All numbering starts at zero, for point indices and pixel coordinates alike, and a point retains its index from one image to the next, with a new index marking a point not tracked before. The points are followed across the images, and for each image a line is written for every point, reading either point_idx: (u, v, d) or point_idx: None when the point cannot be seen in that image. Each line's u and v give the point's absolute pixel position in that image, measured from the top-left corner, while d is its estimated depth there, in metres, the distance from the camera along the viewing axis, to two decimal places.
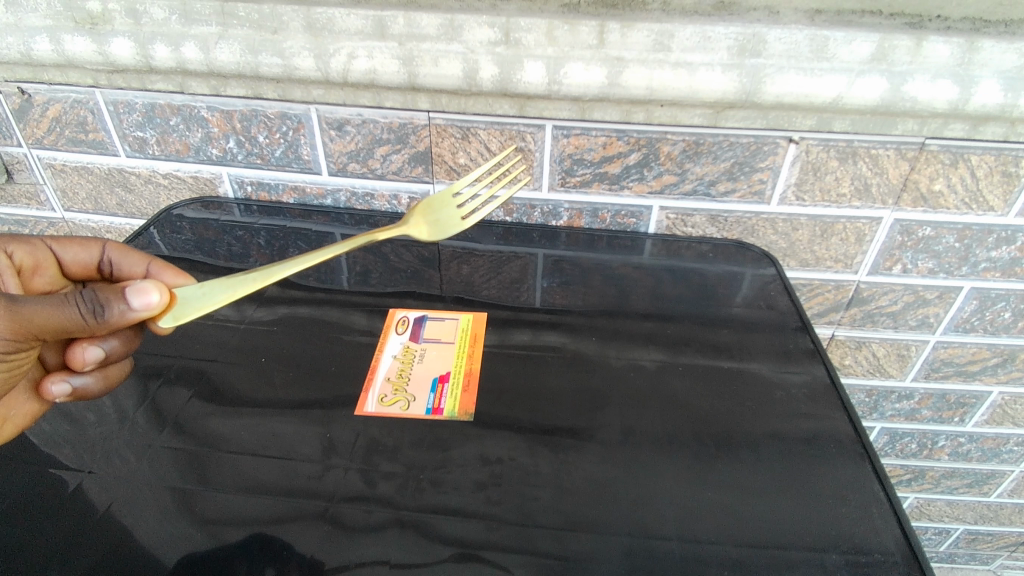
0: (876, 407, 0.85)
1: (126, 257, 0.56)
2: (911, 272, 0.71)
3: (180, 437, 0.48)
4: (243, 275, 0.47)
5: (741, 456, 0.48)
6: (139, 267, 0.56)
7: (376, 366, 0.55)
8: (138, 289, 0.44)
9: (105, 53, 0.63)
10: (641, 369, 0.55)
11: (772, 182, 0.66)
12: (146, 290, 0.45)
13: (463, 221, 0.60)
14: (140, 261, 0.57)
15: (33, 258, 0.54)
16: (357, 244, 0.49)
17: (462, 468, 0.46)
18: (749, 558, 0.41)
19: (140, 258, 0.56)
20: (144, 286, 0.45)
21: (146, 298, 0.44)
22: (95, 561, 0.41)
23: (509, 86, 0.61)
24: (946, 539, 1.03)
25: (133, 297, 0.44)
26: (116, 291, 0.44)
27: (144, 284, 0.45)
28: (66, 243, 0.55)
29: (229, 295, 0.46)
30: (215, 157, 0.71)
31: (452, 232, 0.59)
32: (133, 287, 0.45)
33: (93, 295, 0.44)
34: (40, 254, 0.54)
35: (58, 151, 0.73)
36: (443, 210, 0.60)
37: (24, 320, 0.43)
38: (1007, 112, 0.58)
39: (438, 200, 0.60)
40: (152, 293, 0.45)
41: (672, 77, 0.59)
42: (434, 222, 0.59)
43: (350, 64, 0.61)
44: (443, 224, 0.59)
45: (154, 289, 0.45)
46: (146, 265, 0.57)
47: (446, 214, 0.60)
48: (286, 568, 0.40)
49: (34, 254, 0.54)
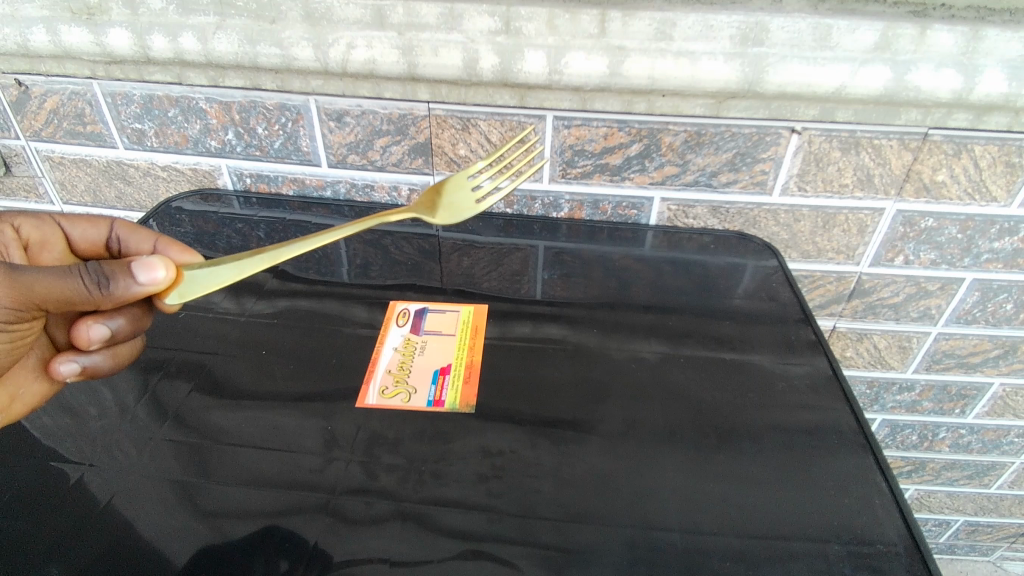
0: (877, 398, 0.85)
1: (133, 235, 0.56)
2: (913, 264, 0.70)
3: (180, 430, 0.48)
4: (250, 256, 0.47)
5: (742, 447, 0.48)
6: (147, 243, 0.56)
7: (377, 358, 0.54)
8: (146, 264, 0.44)
9: (102, 44, 0.62)
10: (642, 361, 0.55)
11: (774, 173, 0.65)
12: (153, 265, 0.45)
13: (477, 203, 0.59)
14: (147, 238, 0.56)
15: (39, 233, 0.53)
16: (366, 226, 0.49)
17: (463, 460, 0.46)
18: (751, 549, 0.41)
19: (147, 235, 0.56)
20: (151, 262, 0.45)
21: (152, 273, 0.44)
22: (95, 554, 0.41)
23: (509, 76, 0.60)
24: (945, 531, 1.03)
25: (140, 272, 0.44)
26: (122, 266, 0.44)
27: (151, 259, 0.45)
28: (74, 220, 0.55)
29: (235, 277, 0.47)
30: (214, 149, 0.71)
31: (465, 214, 0.59)
32: (140, 262, 0.44)
33: (98, 266, 0.44)
34: (48, 230, 0.54)
35: (57, 143, 0.72)
36: (456, 195, 0.60)
37: (25, 288, 0.43)
38: (1011, 101, 0.58)
39: (451, 186, 0.60)
40: (159, 268, 0.45)
41: (674, 67, 0.58)
42: (447, 206, 0.59)
43: (349, 54, 0.60)
44: (456, 207, 0.59)
45: (160, 264, 0.45)
46: (153, 242, 0.56)
47: (459, 198, 0.60)
48: (288, 559, 0.40)
49: (41, 229, 0.54)
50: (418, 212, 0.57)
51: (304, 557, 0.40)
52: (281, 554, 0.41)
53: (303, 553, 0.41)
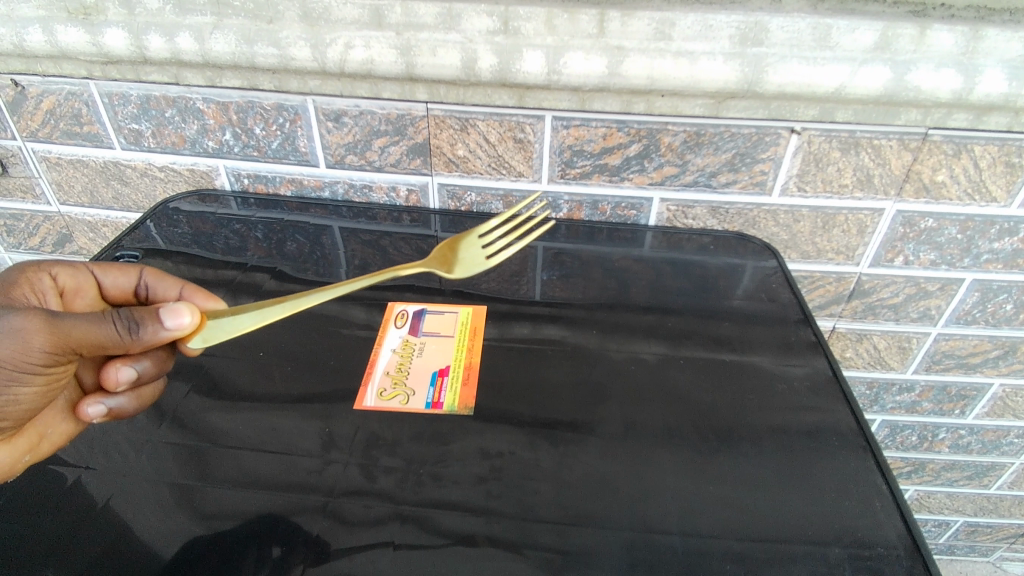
0: (877, 399, 0.84)
1: (162, 282, 0.55)
2: (913, 264, 0.70)
3: (178, 433, 0.48)
4: (272, 304, 0.47)
5: (742, 449, 0.47)
6: (172, 292, 0.54)
7: (375, 360, 0.54)
8: (172, 309, 0.45)
9: (99, 44, 0.62)
10: (642, 362, 0.54)
11: (773, 173, 0.65)
12: (179, 311, 0.45)
13: (488, 259, 0.60)
14: (173, 286, 0.54)
15: (74, 281, 0.52)
16: (383, 277, 0.49)
17: (462, 462, 0.46)
18: (752, 552, 0.41)
19: (174, 283, 0.54)
20: (177, 307, 0.45)
21: (179, 318, 0.45)
22: (93, 556, 0.40)
23: (507, 76, 0.60)
24: (945, 532, 1.03)
25: (167, 318, 0.44)
26: (152, 310, 0.45)
27: (177, 306, 0.45)
28: (106, 268, 0.54)
29: (256, 324, 0.47)
30: (212, 149, 0.70)
31: (476, 269, 0.59)
32: (167, 307, 0.45)
33: (128, 312, 0.44)
34: (82, 277, 0.52)
35: (53, 144, 0.72)
36: (467, 252, 0.61)
37: (62, 334, 0.43)
38: (1011, 102, 0.57)
39: (463, 244, 0.61)
40: (185, 314, 0.45)
41: (673, 66, 0.58)
42: (458, 262, 0.59)
43: (347, 54, 0.60)
44: (467, 263, 0.59)
45: (187, 310, 0.45)
46: (178, 290, 0.54)
47: (470, 254, 0.60)
48: (280, 545, 0.41)
49: (76, 276, 0.52)
50: (430, 267, 0.57)
51: (299, 546, 0.41)
52: (278, 555, 0.40)
53: (296, 542, 0.41)
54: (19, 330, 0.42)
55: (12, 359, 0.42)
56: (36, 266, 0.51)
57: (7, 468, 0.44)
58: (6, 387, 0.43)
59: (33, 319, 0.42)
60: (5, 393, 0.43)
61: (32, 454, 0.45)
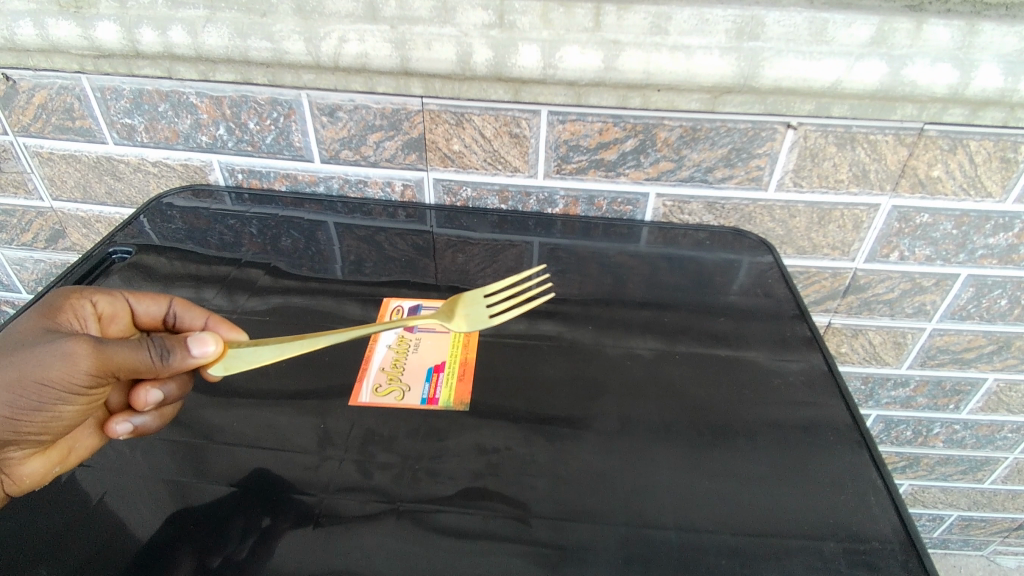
0: (872, 394, 0.85)
1: (189, 311, 0.53)
2: (908, 260, 0.70)
3: (173, 429, 0.47)
4: (291, 339, 0.49)
5: (737, 444, 0.47)
6: (199, 320, 0.53)
7: (370, 356, 0.54)
8: (199, 339, 0.46)
9: (90, 37, 0.61)
10: (638, 358, 0.54)
11: (770, 168, 0.65)
12: (205, 340, 0.46)
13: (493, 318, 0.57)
14: (200, 315, 0.53)
15: (113, 308, 0.51)
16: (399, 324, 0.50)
17: (458, 458, 0.46)
18: (748, 546, 0.41)
19: (201, 311, 0.53)
20: (203, 336, 0.46)
21: (204, 348, 0.46)
22: (87, 552, 0.40)
23: (503, 70, 0.60)
24: (939, 526, 1.03)
25: (194, 347, 0.45)
26: (180, 339, 0.45)
27: (203, 335, 0.46)
28: (141, 295, 0.52)
29: (276, 356, 0.48)
30: (205, 144, 0.70)
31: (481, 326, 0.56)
32: (195, 336, 0.46)
33: (162, 340, 0.45)
34: (118, 304, 0.51)
35: (45, 139, 0.71)
36: (474, 307, 0.58)
37: (104, 359, 0.43)
38: (1007, 97, 0.57)
39: (470, 298, 0.59)
40: (209, 343, 0.46)
41: (669, 61, 0.58)
42: (464, 317, 0.57)
43: (341, 48, 0.60)
44: (472, 318, 0.57)
45: (211, 339, 0.46)
46: (204, 319, 0.53)
47: (477, 310, 0.58)
48: (270, 515, 0.42)
49: (114, 302, 0.51)
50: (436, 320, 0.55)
51: (284, 514, 0.42)
52: (271, 530, 0.41)
53: (289, 526, 0.41)
54: (67, 354, 0.42)
55: (59, 380, 0.42)
56: (78, 292, 0.50)
57: (37, 477, 0.43)
58: (50, 404, 0.43)
59: (82, 342, 0.43)
60: (48, 410, 0.43)
61: (60, 464, 0.44)
